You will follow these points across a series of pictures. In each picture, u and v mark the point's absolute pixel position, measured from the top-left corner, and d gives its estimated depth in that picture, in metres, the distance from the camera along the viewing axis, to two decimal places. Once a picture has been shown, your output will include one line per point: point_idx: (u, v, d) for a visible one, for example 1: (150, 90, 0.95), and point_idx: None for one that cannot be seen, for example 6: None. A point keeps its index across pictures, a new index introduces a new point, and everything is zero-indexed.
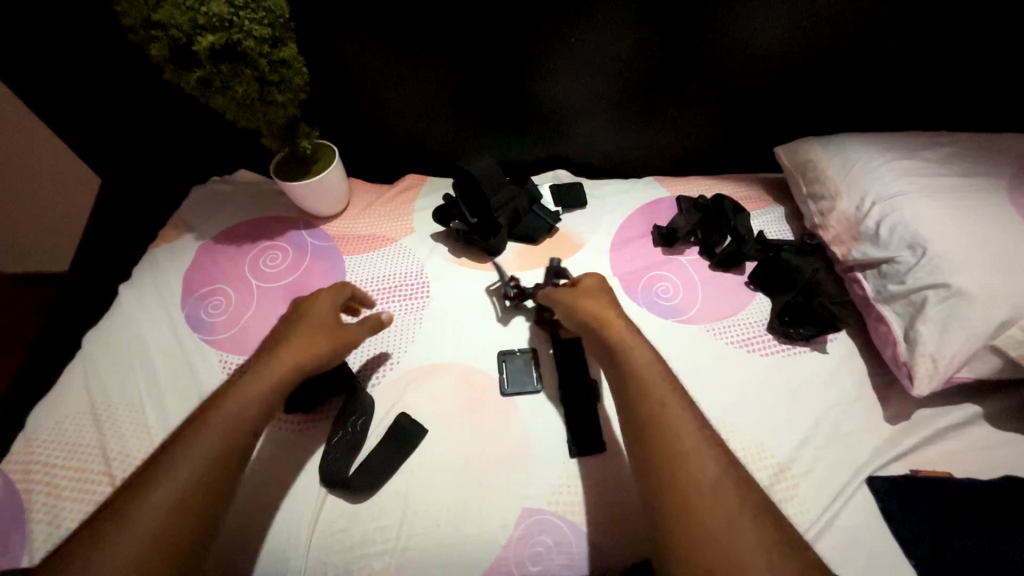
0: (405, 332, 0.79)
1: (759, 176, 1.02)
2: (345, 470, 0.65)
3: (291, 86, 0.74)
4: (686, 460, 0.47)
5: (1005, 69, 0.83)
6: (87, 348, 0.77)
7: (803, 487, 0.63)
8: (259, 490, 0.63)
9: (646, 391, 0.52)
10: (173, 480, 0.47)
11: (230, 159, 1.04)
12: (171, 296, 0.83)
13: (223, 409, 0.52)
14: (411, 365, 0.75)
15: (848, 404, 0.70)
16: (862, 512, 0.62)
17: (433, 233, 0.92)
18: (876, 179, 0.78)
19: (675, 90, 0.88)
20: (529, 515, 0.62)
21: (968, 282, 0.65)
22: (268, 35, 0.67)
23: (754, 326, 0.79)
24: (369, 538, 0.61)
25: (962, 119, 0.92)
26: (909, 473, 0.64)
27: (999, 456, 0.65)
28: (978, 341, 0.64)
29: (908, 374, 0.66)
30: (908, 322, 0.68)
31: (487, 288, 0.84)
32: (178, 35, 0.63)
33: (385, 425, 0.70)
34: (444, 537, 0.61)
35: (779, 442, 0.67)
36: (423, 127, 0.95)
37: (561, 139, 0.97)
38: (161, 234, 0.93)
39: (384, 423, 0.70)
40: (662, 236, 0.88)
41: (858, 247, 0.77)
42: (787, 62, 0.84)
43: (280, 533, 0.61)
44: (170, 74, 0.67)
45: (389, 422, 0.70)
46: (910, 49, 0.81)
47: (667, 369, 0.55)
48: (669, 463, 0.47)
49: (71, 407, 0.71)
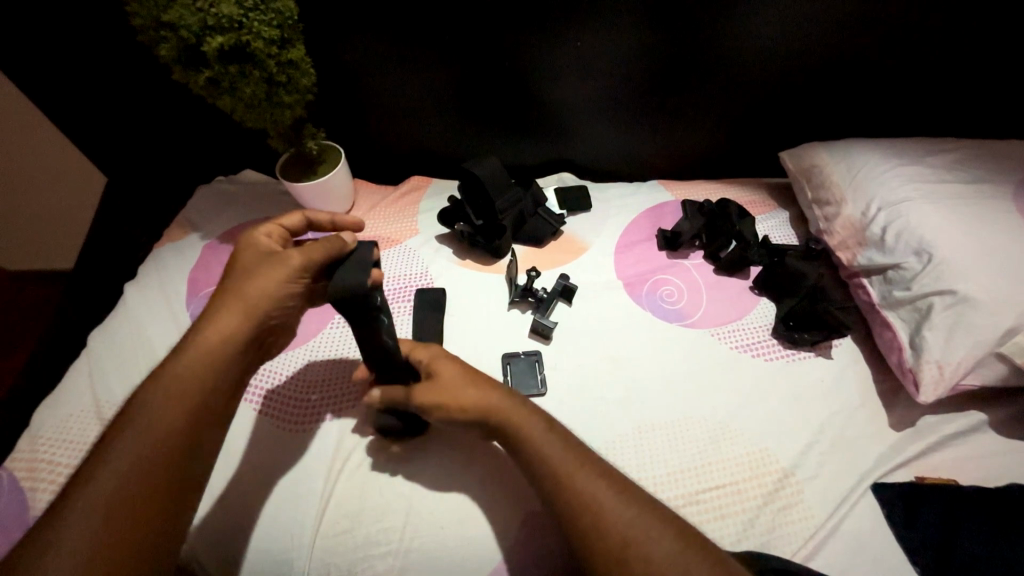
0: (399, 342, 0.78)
1: (762, 180, 1.02)
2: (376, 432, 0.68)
3: (298, 86, 0.74)
4: (597, 502, 0.48)
5: (1008, 76, 0.83)
6: (93, 346, 0.78)
7: (807, 493, 0.63)
8: (254, 480, 0.64)
9: (545, 459, 0.52)
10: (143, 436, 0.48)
11: (236, 159, 1.04)
12: (177, 295, 0.84)
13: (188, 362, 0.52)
14: None
15: (853, 410, 0.70)
16: (867, 519, 0.61)
17: (438, 234, 0.92)
18: (880, 185, 0.78)
19: (680, 94, 0.88)
20: (533, 518, 0.61)
21: (974, 289, 0.65)
22: (276, 36, 0.68)
23: (759, 330, 0.79)
24: (373, 540, 0.60)
25: (966, 125, 0.92)
26: (914, 480, 0.64)
27: (1004, 464, 0.65)
28: (984, 349, 0.64)
29: (913, 380, 0.66)
30: (914, 328, 0.68)
31: (493, 291, 0.85)
32: (187, 35, 0.63)
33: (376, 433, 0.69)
34: (448, 540, 0.60)
35: (785, 447, 0.67)
36: (429, 129, 0.95)
37: (565, 142, 0.97)
38: (167, 233, 0.93)
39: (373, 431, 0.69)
40: (666, 239, 0.88)
41: (862, 253, 0.77)
42: (792, 66, 0.84)
43: (284, 534, 0.61)
44: (179, 73, 0.68)
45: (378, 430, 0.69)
46: (914, 55, 0.82)
47: (564, 435, 0.54)
48: (561, 494, 0.49)
49: (77, 405, 0.71)
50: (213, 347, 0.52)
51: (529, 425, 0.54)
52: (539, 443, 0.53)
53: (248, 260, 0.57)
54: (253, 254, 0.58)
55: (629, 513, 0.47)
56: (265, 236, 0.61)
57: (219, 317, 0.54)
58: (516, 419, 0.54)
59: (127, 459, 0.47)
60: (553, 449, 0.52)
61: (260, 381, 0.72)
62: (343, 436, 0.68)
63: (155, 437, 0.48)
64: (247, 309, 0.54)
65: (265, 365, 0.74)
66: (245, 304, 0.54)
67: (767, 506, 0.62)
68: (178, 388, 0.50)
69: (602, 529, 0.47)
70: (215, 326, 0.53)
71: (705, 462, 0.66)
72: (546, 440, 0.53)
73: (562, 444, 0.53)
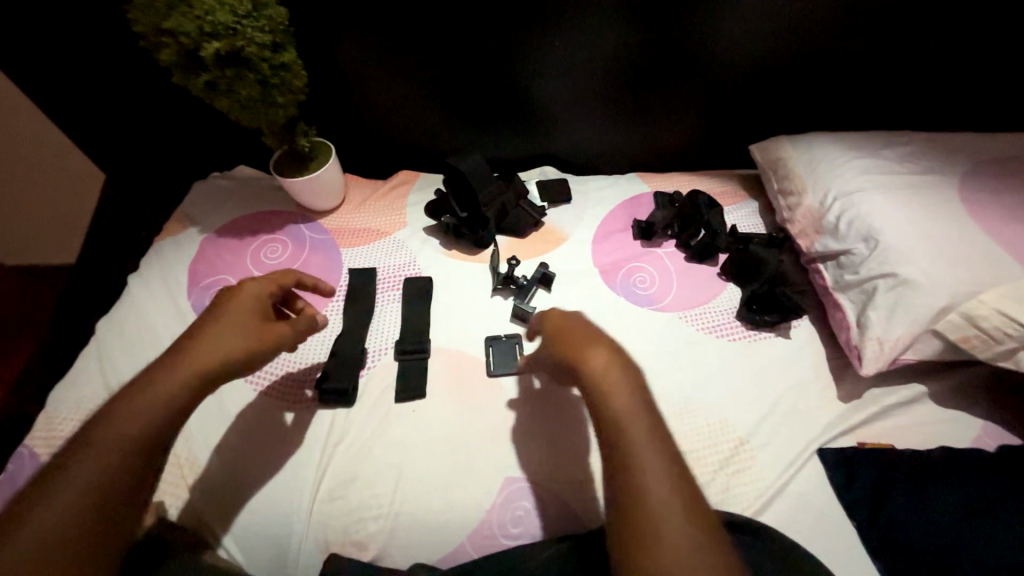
0: (387, 331, 0.84)
1: (733, 172, 1.08)
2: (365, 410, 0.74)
3: (291, 88, 0.78)
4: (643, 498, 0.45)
5: (959, 73, 0.89)
6: (100, 334, 0.82)
7: (761, 458, 0.69)
8: (243, 442, 0.71)
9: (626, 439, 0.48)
10: (152, 397, 0.52)
11: (230, 156, 1.08)
12: (179, 286, 0.88)
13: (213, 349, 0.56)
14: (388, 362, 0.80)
15: (806, 384, 0.76)
16: (813, 480, 0.68)
17: (425, 226, 0.97)
18: (838, 176, 0.84)
19: (654, 90, 0.93)
20: (512, 483, 0.68)
21: (914, 272, 0.71)
22: (269, 41, 0.72)
23: (724, 313, 0.85)
24: (365, 505, 0.66)
25: (922, 119, 0.98)
26: (856, 445, 0.70)
27: (939, 430, 0.72)
28: (922, 326, 0.69)
29: (858, 355, 0.72)
30: (860, 309, 0.74)
31: (477, 279, 0.90)
32: (186, 42, 0.68)
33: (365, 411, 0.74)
34: (434, 504, 0.66)
35: (742, 418, 0.73)
36: (417, 126, 1.00)
37: (546, 137, 1.02)
38: (166, 227, 0.98)
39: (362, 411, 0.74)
40: (640, 229, 0.94)
41: (819, 240, 0.83)
42: (757, 63, 0.89)
43: (284, 500, 0.67)
44: (178, 77, 0.72)
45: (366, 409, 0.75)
46: (871, 53, 0.87)
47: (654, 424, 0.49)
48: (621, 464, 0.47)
49: (88, 389, 0.76)
50: (183, 380, 0.53)
51: (595, 359, 0.53)
52: (621, 402, 0.50)
53: (238, 317, 0.59)
54: (238, 308, 0.60)
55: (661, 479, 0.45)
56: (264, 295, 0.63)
57: (198, 362, 0.55)
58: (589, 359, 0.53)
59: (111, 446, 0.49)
60: (622, 405, 0.50)
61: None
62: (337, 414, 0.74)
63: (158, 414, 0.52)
64: (242, 351, 0.57)
65: None
66: (225, 357, 0.56)
67: (724, 471, 0.69)
68: (136, 428, 0.50)
69: (637, 493, 0.45)
70: (200, 354, 0.56)
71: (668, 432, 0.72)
72: (622, 393, 0.50)
73: (636, 408, 0.50)
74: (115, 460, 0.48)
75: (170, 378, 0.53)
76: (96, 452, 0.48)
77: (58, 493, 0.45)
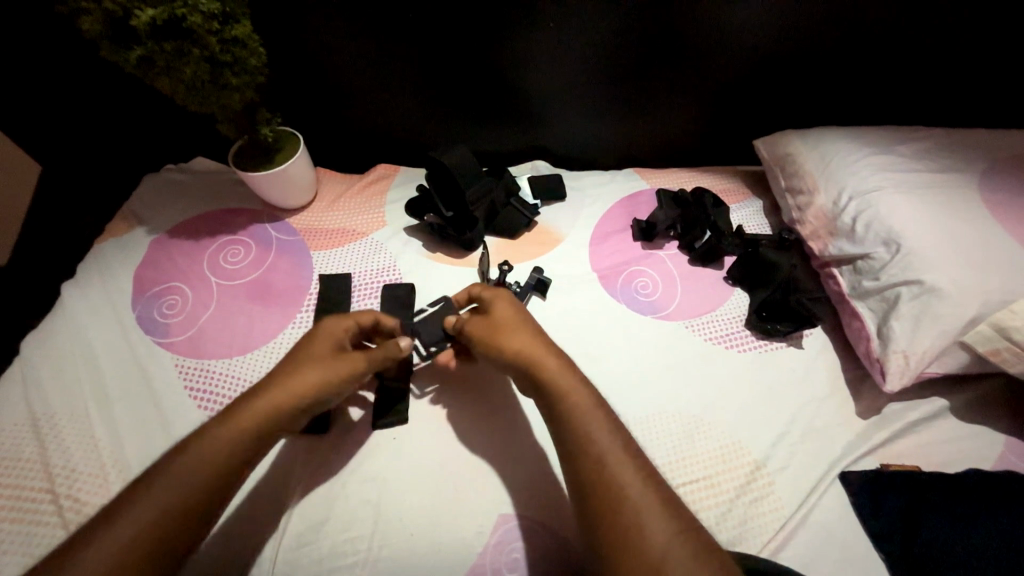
0: None
1: (736, 169, 1.02)
2: (340, 438, 0.66)
3: (246, 67, 0.68)
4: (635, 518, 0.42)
5: (977, 65, 0.84)
6: (27, 352, 0.71)
7: (778, 484, 0.64)
8: None
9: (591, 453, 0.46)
10: (224, 436, 0.49)
11: (185, 146, 0.97)
12: (122, 296, 0.77)
13: (289, 388, 0.52)
14: (364, 382, 0.71)
15: (823, 399, 0.71)
16: (835, 508, 0.62)
17: (406, 226, 0.88)
18: (852, 174, 0.78)
19: (655, 80, 0.85)
20: (506, 520, 0.60)
21: (941, 279, 0.65)
22: (215, 10, 0.61)
23: (732, 322, 0.79)
24: (339, 550, 0.58)
25: (934, 113, 0.93)
26: (880, 467, 0.65)
27: (963, 448, 0.67)
28: (949, 338, 0.64)
29: (880, 370, 0.67)
30: (881, 318, 0.69)
31: (465, 285, 0.82)
32: (113, 8, 0.57)
33: (340, 441, 0.66)
34: (419, 546, 0.58)
35: (757, 440, 0.67)
36: (396, 115, 0.90)
37: (539, 129, 0.94)
38: (110, 227, 0.86)
39: (336, 439, 0.66)
40: (641, 230, 0.87)
41: (833, 243, 0.77)
42: (768, 50, 0.82)
43: (247, 546, 0.58)
44: (107, 52, 0.61)
45: (341, 436, 0.66)
46: (889, 42, 0.81)
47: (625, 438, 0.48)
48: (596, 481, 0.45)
49: (11, 419, 0.66)
50: (257, 421, 0.50)
51: (560, 374, 0.52)
52: (586, 418, 0.49)
53: (320, 352, 0.56)
54: (322, 344, 0.57)
55: (636, 489, 0.44)
56: (341, 330, 0.59)
57: (272, 396, 0.52)
58: (548, 371, 0.52)
59: (175, 484, 0.45)
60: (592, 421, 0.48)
61: (208, 383, 0.70)
62: (306, 443, 0.65)
63: (224, 456, 0.48)
64: (309, 391, 0.53)
65: (228, 370, 0.71)
66: (303, 392, 0.53)
67: (739, 499, 0.63)
68: (207, 459, 0.47)
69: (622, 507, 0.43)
70: (279, 394, 0.52)
71: (678, 456, 0.65)
72: (587, 407, 0.49)
73: (602, 419, 0.49)
74: (184, 493, 0.45)
75: (246, 414, 0.50)
76: (166, 482, 0.45)
77: (117, 530, 0.42)
